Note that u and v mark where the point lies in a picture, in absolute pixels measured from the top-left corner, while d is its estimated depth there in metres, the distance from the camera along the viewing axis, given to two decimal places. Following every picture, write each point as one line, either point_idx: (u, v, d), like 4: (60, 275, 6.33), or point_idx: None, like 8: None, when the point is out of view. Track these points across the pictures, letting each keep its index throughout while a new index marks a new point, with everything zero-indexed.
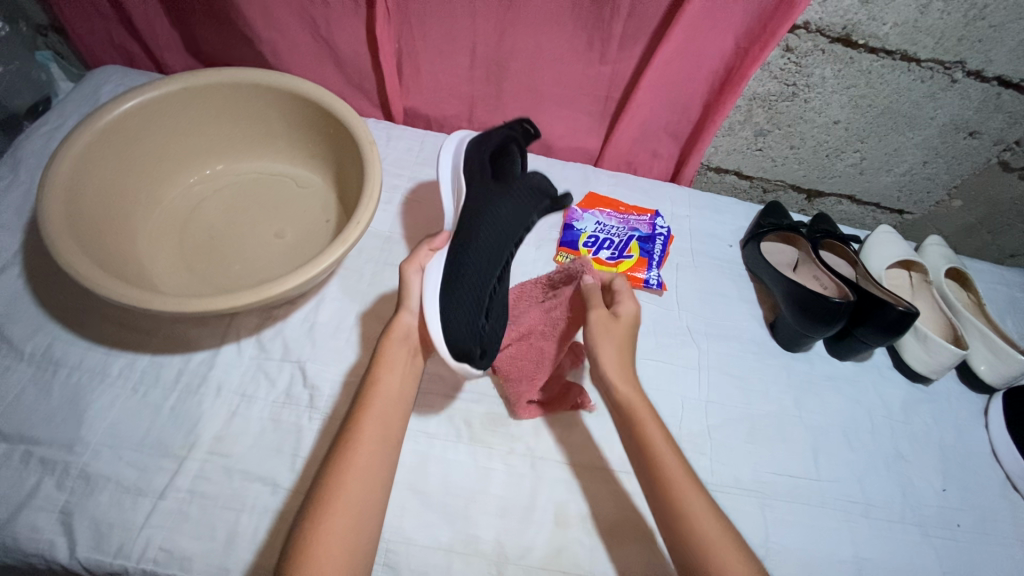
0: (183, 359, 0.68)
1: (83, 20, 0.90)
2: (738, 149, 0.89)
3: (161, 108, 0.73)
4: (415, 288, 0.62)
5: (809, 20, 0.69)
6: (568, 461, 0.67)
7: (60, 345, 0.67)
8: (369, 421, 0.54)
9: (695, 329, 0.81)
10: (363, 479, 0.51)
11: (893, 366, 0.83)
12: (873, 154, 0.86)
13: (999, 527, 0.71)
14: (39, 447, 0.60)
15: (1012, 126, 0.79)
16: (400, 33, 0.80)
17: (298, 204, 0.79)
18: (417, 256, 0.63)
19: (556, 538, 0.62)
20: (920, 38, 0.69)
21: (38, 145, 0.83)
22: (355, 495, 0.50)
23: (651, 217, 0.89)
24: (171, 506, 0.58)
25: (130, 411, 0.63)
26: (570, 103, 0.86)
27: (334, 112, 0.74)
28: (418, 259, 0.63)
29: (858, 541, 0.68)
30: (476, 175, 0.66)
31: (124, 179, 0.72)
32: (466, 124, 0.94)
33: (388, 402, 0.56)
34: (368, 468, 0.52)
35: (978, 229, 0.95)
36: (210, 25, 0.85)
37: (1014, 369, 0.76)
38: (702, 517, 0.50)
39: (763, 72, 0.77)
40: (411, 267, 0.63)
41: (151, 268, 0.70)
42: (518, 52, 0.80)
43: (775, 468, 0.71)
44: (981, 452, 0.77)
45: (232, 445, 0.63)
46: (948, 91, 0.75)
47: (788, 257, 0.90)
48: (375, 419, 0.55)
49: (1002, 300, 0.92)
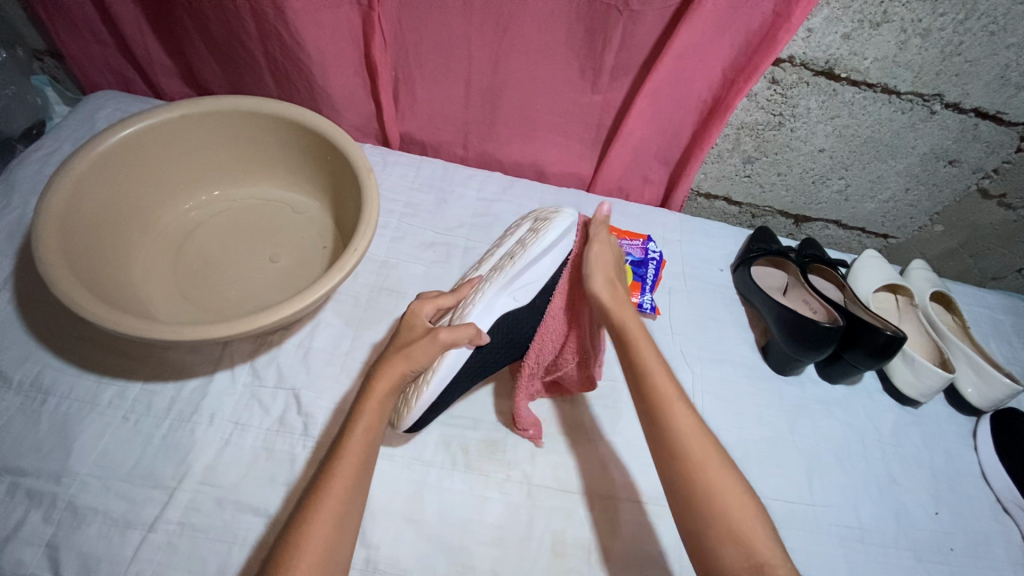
0: (176, 387, 0.67)
1: (81, 47, 0.91)
2: (727, 176, 0.92)
3: (160, 134, 0.74)
4: (430, 358, 0.58)
5: (794, 54, 0.72)
6: (564, 489, 0.66)
7: (50, 373, 0.66)
8: (351, 443, 0.53)
9: (689, 354, 0.82)
10: (346, 496, 0.51)
11: (883, 390, 0.84)
12: (858, 180, 0.89)
13: (991, 551, 0.72)
14: (26, 478, 0.59)
15: (989, 155, 0.81)
16: (396, 62, 0.82)
17: (296, 230, 0.80)
18: (457, 333, 0.58)
19: (553, 569, 0.62)
20: (898, 72, 0.72)
21: (32, 170, 0.83)
22: (338, 506, 0.50)
23: (643, 242, 0.89)
24: (161, 540, 0.58)
25: (119, 441, 0.63)
26: (563, 131, 0.88)
27: (333, 140, 0.75)
28: (455, 339, 0.58)
29: (853, 566, 0.68)
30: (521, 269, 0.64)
31: (121, 206, 0.72)
32: (461, 150, 0.96)
33: (368, 440, 0.54)
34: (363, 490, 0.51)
35: (960, 253, 0.98)
36: (210, 54, 0.86)
37: (999, 391, 0.78)
38: (652, 366, 0.57)
39: (750, 102, 0.79)
40: (444, 343, 0.58)
41: (146, 296, 0.69)
42: (512, 81, 0.82)
43: (770, 494, 0.72)
44: (971, 475, 0.78)
45: (224, 476, 0.62)
46: (927, 122, 0.78)
47: (778, 282, 0.92)
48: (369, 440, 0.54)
49: (984, 323, 0.95)
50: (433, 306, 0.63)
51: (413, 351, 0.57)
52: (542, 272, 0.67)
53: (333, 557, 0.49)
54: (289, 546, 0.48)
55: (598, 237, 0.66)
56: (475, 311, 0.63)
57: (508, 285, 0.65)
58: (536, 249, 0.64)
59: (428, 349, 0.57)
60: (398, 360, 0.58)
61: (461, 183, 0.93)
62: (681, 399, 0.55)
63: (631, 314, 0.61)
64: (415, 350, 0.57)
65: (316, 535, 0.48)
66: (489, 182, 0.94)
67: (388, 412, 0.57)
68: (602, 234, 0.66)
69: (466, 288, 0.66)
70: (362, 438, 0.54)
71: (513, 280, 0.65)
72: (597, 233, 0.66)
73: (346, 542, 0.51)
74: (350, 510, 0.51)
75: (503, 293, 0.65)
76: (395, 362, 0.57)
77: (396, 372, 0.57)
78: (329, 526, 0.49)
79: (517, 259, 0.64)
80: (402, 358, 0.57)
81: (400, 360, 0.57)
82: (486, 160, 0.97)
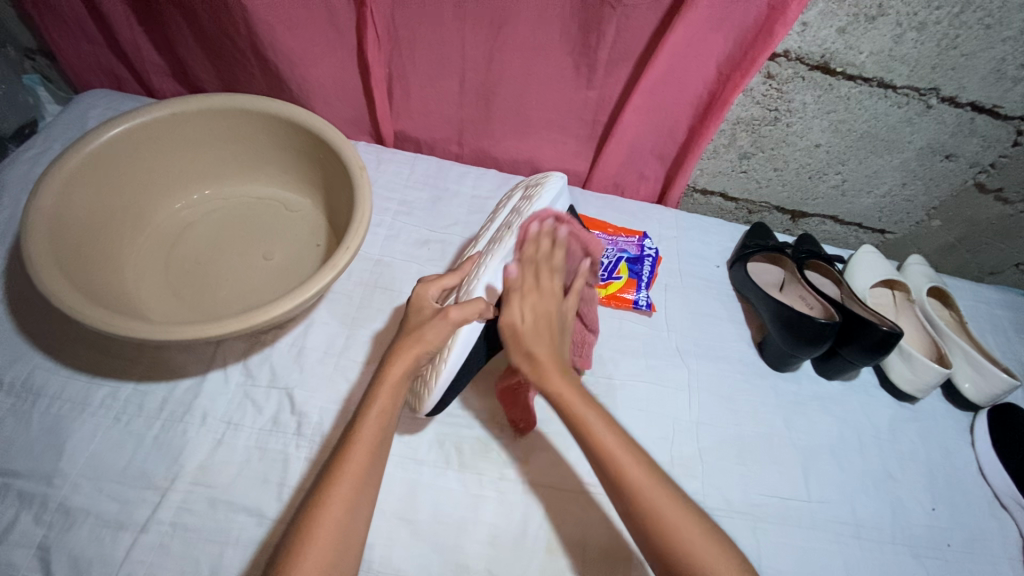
0: (168, 387, 0.67)
1: (72, 45, 0.90)
2: (723, 172, 0.91)
3: (150, 132, 0.73)
4: (443, 338, 0.57)
5: (789, 48, 0.71)
6: (559, 487, 0.66)
7: (41, 375, 0.65)
8: (363, 431, 0.53)
9: (685, 350, 0.82)
10: (358, 486, 0.51)
11: (879, 385, 0.84)
12: (855, 175, 0.88)
13: (988, 547, 0.72)
14: (17, 480, 0.59)
15: (986, 150, 0.81)
16: (390, 58, 0.82)
17: (288, 229, 0.79)
18: (469, 308, 0.57)
19: (548, 567, 0.61)
20: (895, 66, 0.71)
21: (23, 170, 0.82)
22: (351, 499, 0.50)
23: (639, 238, 0.89)
24: (153, 540, 0.57)
25: (111, 441, 0.62)
26: (558, 127, 0.88)
27: (325, 137, 0.74)
28: (468, 316, 0.57)
29: (850, 563, 0.68)
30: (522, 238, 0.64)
31: (111, 205, 0.71)
32: (456, 147, 0.95)
33: (380, 431, 0.54)
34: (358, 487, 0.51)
35: (958, 248, 0.98)
36: (202, 52, 0.86)
37: (996, 386, 0.77)
38: (595, 427, 0.54)
39: (745, 98, 0.79)
40: (455, 322, 0.56)
41: (137, 296, 0.69)
42: (506, 78, 0.81)
43: (767, 490, 0.71)
44: (968, 470, 0.78)
45: (216, 476, 0.62)
46: (924, 116, 0.77)
47: (774, 278, 0.92)
48: (366, 438, 0.53)
49: (982, 318, 0.94)
50: (438, 288, 0.61)
51: (425, 331, 0.57)
52: None
53: (342, 551, 0.48)
54: (298, 539, 0.48)
55: (512, 297, 0.60)
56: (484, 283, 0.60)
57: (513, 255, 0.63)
58: (531, 214, 0.65)
59: (440, 329, 0.56)
60: (410, 341, 0.57)
61: (456, 181, 0.92)
62: (631, 455, 0.53)
63: (560, 380, 0.57)
64: (426, 332, 0.56)
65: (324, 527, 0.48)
66: (484, 180, 0.93)
67: (401, 398, 0.56)
68: (528, 286, 0.61)
69: (467, 265, 0.64)
70: (375, 427, 0.54)
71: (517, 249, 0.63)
72: (511, 295, 0.60)
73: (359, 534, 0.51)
74: (360, 510, 0.51)
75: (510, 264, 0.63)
76: (407, 345, 0.56)
77: (410, 354, 0.56)
78: (340, 518, 0.49)
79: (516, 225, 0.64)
80: (412, 343, 0.56)
81: (412, 342, 0.57)
82: (480, 157, 0.96)
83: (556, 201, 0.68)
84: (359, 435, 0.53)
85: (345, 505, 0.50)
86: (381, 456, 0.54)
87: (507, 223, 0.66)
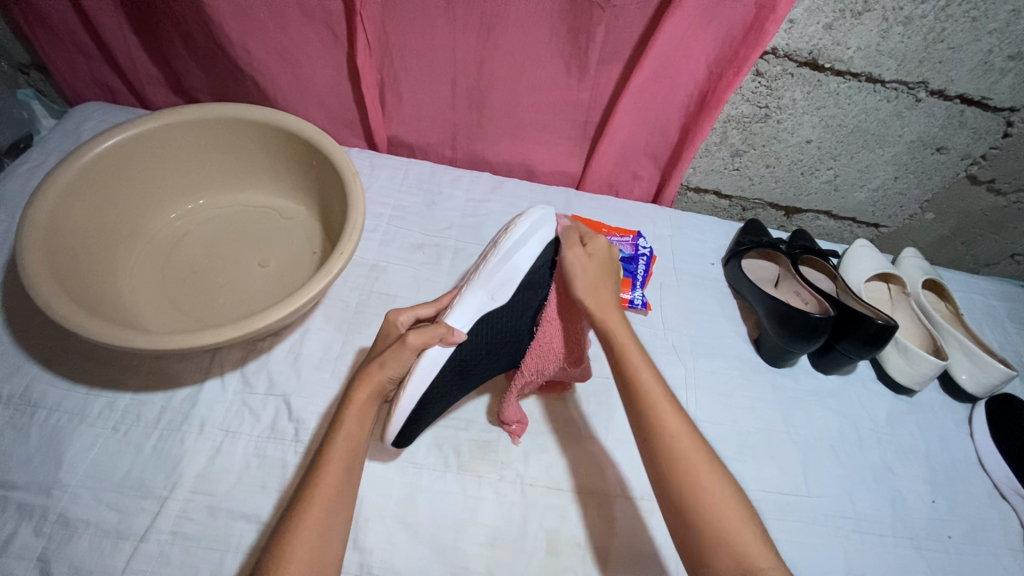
0: (165, 397, 0.67)
1: (65, 58, 0.90)
2: (717, 170, 0.91)
3: (144, 143, 0.74)
4: (404, 364, 0.57)
5: (777, 46, 0.72)
6: (558, 488, 0.66)
7: (39, 386, 0.66)
8: (337, 443, 0.53)
9: (681, 347, 0.82)
10: (338, 487, 0.52)
11: (877, 378, 0.84)
12: (846, 170, 0.89)
13: (989, 537, 0.72)
14: (16, 492, 0.59)
15: (977, 141, 0.81)
16: (381, 65, 0.82)
17: (284, 235, 0.80)
18: (425, 334, 0.57)
19: (547, 567, 0.61)
20: (883, 60, 0.72)
21: (19, 184, 0.83)
22: (331, 496, 0.51)
23: (633, 238, 0.88)
24: (153, 549, 0.57)
25: (110, 452, 0.62)
26: (550, 128, 0.88)
27: (318, 144, 0.75)
28: (427, 341, 0.57)
29: (850, 557, 0.68)
30: (491, 267, 0.63)
31: (105, 216, 0.72)
32: (449, 151, 0.96)
33: (349, 450, 0.53)
34: (328, 505, 0.50)
35: (952, 240, 0.98)
36: (195, 61, 0.86)
37: (994, 377, 0.78)
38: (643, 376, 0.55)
39: (736, 96, 0.79)
40: (414, 347, 0.57)
41: (133, 306, 0.69)
42: (498, 81, 0.81)
43: (766, 486, 0.71)
44: (968, 461, 0.78)
45: (215, 484, 0.62)
46: (913, 109, 0.78)
47: (769, 274, 0.92)
48: (337, 456, 0.53)
49: (978, 309, 0.95)
50: (409, 315, 0.64)
51: (387, 361, 0.57)
52: (518, 271, 0.63)
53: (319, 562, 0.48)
54: (287, 529, 0.49)
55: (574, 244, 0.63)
56: (453, 314, 0.62)
57: (484, 284, 0.63)
58: (507, 243, 0.64)
59: (401, 356, 0.57)
60: (372, 370, 0.57)
61: (450, 184, 0.93)
62: (671, 409, 0.53)
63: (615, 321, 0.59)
64: (389, 360, 0.57)
65: (310, 519, 0.49)
66: (477, 183, 0.94)
67: (369, 423, 0.56)
68: (588, 232, 0.66)
69: (444, 297, 0.67)
70: (347, 441, 0.54)
71: (488, 279, 0.63)
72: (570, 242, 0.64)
73: (341, 530, 0.51)
74: (339, 514, 0.51)
75: (479, 291, 0.63)
76: (370, 371, 0.57)
77: (373, 380, 0.57)
78: (320, 514, 0.50)
79: (490, 256, 0.64)
80: (374, 369, 0.57)
81: (374, 370, 0.57)
82: (475, 160, 0.96)
83: (538, 231, 0.65)
84: (332, 445, 0.53)
85: (328, 502, 0.51)
86: (355, 472, 0.54)
87: (485, 253, 0.67)
